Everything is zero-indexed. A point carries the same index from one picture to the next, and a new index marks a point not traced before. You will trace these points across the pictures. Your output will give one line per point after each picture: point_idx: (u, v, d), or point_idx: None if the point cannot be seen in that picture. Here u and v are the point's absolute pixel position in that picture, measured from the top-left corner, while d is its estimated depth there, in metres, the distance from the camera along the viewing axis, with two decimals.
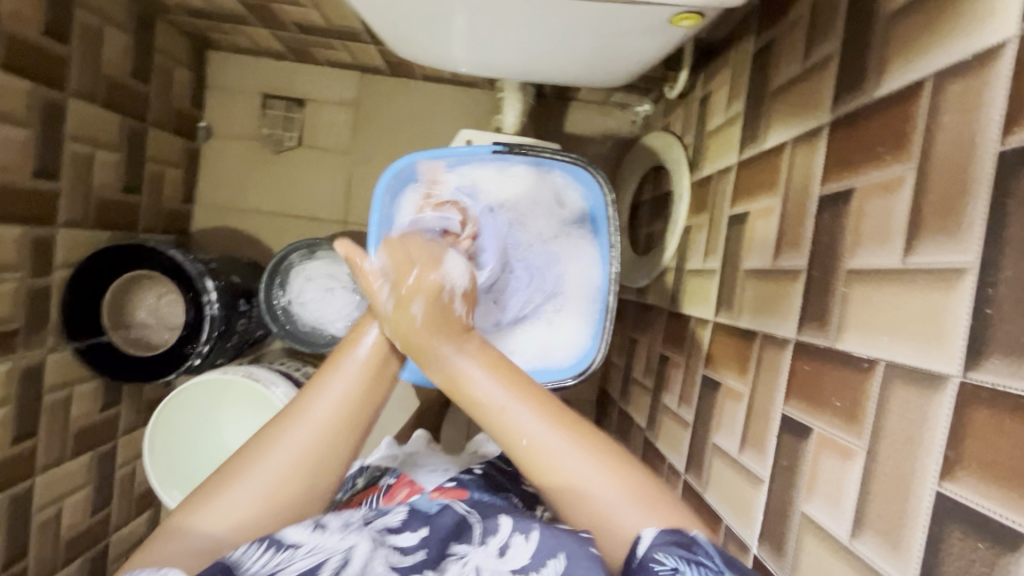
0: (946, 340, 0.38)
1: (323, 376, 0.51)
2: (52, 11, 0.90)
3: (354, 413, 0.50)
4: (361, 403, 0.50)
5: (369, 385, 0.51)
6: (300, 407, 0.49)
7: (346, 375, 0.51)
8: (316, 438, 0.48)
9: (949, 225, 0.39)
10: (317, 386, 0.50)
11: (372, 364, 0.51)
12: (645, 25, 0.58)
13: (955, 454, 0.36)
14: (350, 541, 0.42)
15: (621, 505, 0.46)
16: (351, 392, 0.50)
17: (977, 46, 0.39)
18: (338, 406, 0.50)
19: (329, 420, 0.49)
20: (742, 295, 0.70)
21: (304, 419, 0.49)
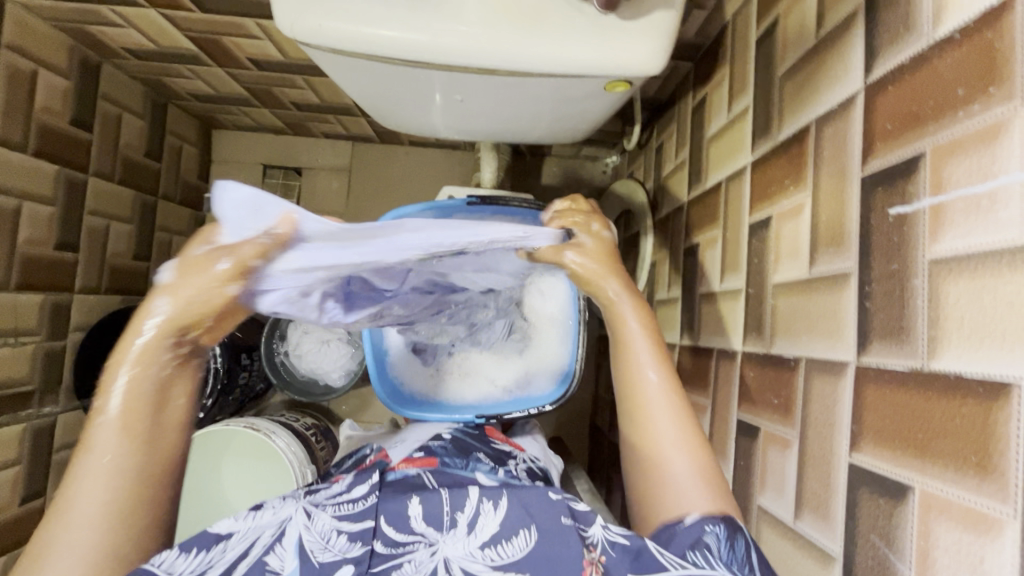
0: (842, 333, 0.45)
1: (85, 451, 0.44)
2: (79, 104, 1.02)
3: (131, 484, 0.44)
4: (135, 466, 0.44)
5: (133, 446, 0.44)
6: (66, 486, 0.43)
7: (107, 443, 0.44)
8: (99, 517, 0.43)
9: (837, 239, 0.47)
10: (86, 455, 0.43)
11: (130, 419, 0.44)
12: (589, 93, 0.68)
13: (857, 429, 0.43)
14: (283, 514, 0.50)
15: (685, 476, 0.50)
16: (122, 460, 0.44)
17: (840, 97, 0.49)
18: (110, 481, 0.43)
19: (103, 502, 0.43)
20: (700, 317, 0.77)
21: (75, 503, 0.42)
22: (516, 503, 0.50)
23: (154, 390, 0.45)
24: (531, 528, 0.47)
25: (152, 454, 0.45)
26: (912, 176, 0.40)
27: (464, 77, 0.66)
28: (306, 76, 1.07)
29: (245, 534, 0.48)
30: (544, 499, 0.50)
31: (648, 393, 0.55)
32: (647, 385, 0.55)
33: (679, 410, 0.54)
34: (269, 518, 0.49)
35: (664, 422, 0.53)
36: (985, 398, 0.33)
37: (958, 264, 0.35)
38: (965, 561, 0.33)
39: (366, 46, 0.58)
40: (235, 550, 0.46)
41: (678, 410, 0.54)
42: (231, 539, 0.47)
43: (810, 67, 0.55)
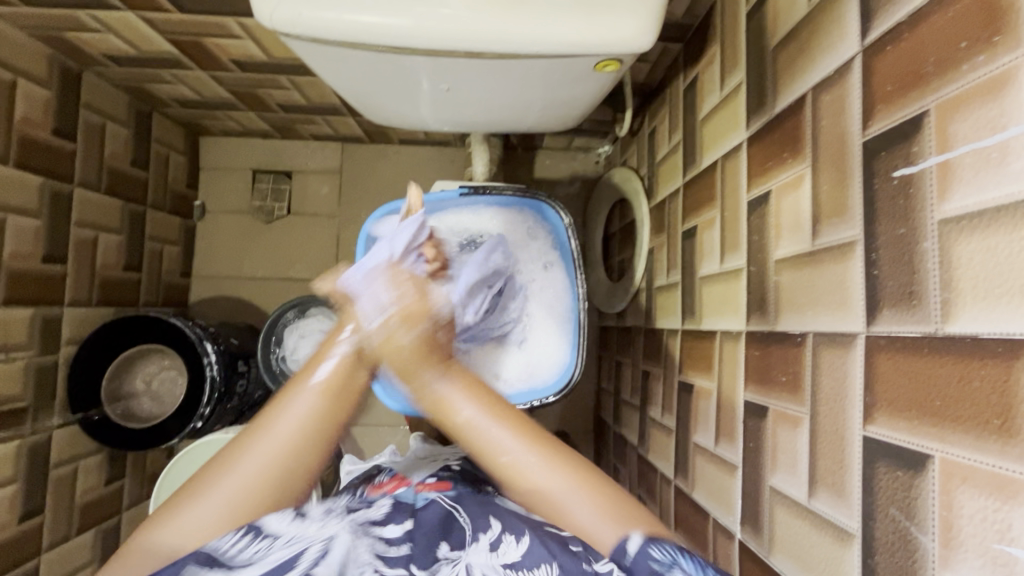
0: (850, 303, 0.44)
1: (275, 404, 0.52)
2: (61, 114, 1.00)
3: (318, 430, 0.51)
4: (325, 421, 0.52)
5: (331, 403, 0.52)
6: (265, 422, 0.51)
7: (307, 396, 0.52)
8: (283, 448, 0.50)
9: (840, 208, 0.46)
10: (279, 406, 0.51)
11: (334, 381, 0.53)
12: (578, 75, 0.67)
13: (870, 401, 0.41)
14: (328, 531, 0.48)
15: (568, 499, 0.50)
16: (315, 410, 0.51)
17: (837, 62, 0.48)
18: (306, 422, 0.51)
19: (291, 438, 0.50)
20: (702, 299, 0.76)
21: (269, 433, 0.50)
22: (539, 543, 0.48)
23: (349, 360, 0.55)
24: (552, 563, 0.45)
25: (343, 412, 0.53)
26: (915, 136, 0.38)
27: (452, 63, 0.65)
28: (290, 76, 1.05)
29: (290, 540, 0.46)
30: (565, 548, 0.47)
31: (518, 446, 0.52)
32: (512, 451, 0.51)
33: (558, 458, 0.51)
34: (313, 530, 0.47)
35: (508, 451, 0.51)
36: (1005, 358, 0.31)
37: (968, 222, 0.34)
38: (991, 528, 0.32)
39: (348, 34, 0.57)
40: (281, 553, 0.44)
41: (556, 457, 0.52)
42: (277, 542, 0.45)
43: (803, 37, 0.53)
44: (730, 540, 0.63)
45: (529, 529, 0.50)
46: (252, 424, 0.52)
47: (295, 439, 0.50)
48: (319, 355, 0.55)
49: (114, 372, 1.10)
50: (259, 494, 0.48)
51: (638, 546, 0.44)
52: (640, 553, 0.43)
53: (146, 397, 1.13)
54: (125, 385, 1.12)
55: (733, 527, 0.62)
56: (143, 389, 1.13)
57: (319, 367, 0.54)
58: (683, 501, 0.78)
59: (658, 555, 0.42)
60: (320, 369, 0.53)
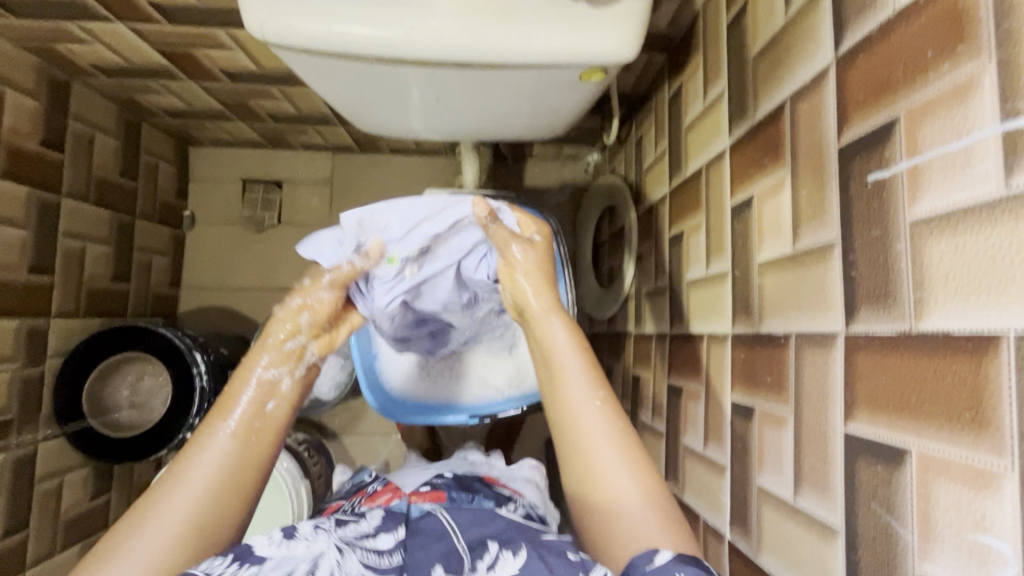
0: (830, 304, 0.45)
1: (187, 454, 0.53)
2: (49, 124, 1.00)
3: (230, 475, 0.53)
4: (241, 466, 0.54)
5: (241, 445, 0.55)
6: (177, 472, 0.52)
7: (217, 447, 0.54)
8: (195, 501, 0.51)
9: (819, 211, 0.48)
10: (192, 453, 0.53)
11: (242, 431, 0.55)
12: (565, 85, 0.68)
13: (851, 399, 0.42)
14: (316, 549, 0.48)
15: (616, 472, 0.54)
16: (225, 458, 0.54)
17: (812, 72, 0.49)
18: (217, 470, 0.53)
19: (204, 485, 0.52)
20: (689, 303, 0.77)
21: (183, 482, 0.52)
22: (535, 556, 0.48)
23: (261, 394, 0.57)
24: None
25: (261, 453, 0.56)
26: (887, 142, 0.40)
27: (441, 73, 0.66)
28: (280, 87, 1.06)
29: (279, 561, 0.46)
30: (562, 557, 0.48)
31: (579, 408, 0.57)
32: (571, 393, 0.58)
33: (610, 415, 0.57)
34: (302, 550, 0.48)
35: (593, 427, 0.56)
36: (976, 352, 0.33)
37: (939, 223, 0.36)
38: (966, 518, 0.33)
39: (338, 45, 0.58)
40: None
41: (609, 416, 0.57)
42: (265, 565, 0.46)
43: (780, 47, 0.55)
44: (719, 541, 0.63)
45: (525, 542, 0.50)
46: (160, 477, 0.53)
47: (212, 482, 0.52)
48: (227, 395, 0.57)
49: (99, 375, 1.09)
50: (181, 545, 0.50)
51: (664, 563, 0.44)
52: (665, 569, 0.43)
53: (127, 403, 1.12)
54: (107, 390, 1.10)
55: (723, 528, 0.63)
56: (125, 400, 1.12)
57: (232, 412, 0.55)
58: None
59: None
60: (244, 396, 0.56)
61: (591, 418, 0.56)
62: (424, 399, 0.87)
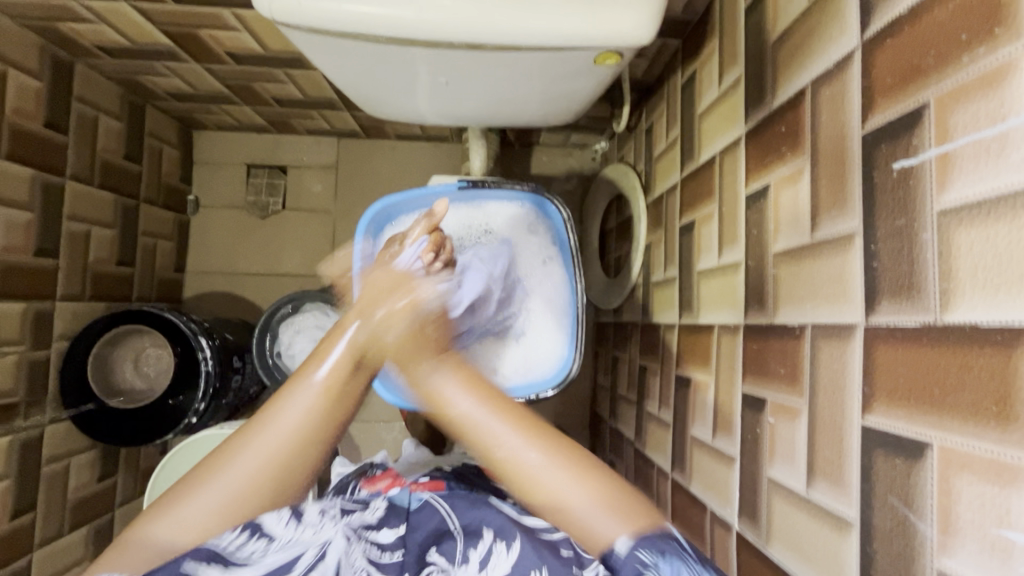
0: (849, 294, 0.45)
1: (277, 399, 0.50)
2: (52, 105, 0.99)
3: (319, 429, 0.50)
4: (324, 421, 0.50)
5: (334, 401, 0.50)
6: (259, 418, 0.49)
7: (309, 395, 0.50)
8: (278, 447, 0.48)
9: (839, 201, 0.47)
10: (283, 397, 0.50)
11: (331, 386, 0.50)
12: (578, 69, 0.67)
13: (870, 391, 0.42)
14: (323, 536, 0.50)
15: (586, 505, 0.47)
16: (315, 410, 0.49)
17: (836, 57, 0.48)
18: (306, 418, 0.49)
19: (289, 438, 0.48)
20: (699, 294, 0.77)
21: (268, 431, 0.48)
22: (530, 549, 0.51)
23: (352, 349, 0.53)
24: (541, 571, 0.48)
25: (343, 411, 0.51)
26: (915, 128, 0.39)
27: (451, 55, 0.64)
28: (287, 70, 1.05)
29: (286, 543, 0.48)
30: (555, 554, 0.51)
31: (516, 448, 0.49)
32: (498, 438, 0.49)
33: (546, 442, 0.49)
34: (310, 534, 0.50)
35: (547, 475, 0.48)
36: (1003, 345, 0.32)
37: (967, 213, 0.35)
38: (989, 513, 0.32)
39: (349, 25, 0.57)
40: (277, 556, 0.47)
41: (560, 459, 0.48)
42: (273, 544, 0.48)
43: (803, 32, 0.54)
44: (727, 531, 0.63)
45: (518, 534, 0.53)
46: (257, 412, 0.50)
47: (298, 435, 0.49)
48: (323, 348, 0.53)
49: (111, 341, 1.09)
50: (262, 487, 0.48)
51: (626, 545, 0.43)
52: (629, 552, 0.43)
53: (133, 372, 1.12)
54: (112, 360, 1.10)
55: (731, 519, 0.63)
56: (131, 372, 1.12)
57: (322, 363, 0.51)
58: (680, 495, 0.78)
59: (644, 558, 0.41)
60: (339, 347, 0.52)
61: (513, 446, 0.48)
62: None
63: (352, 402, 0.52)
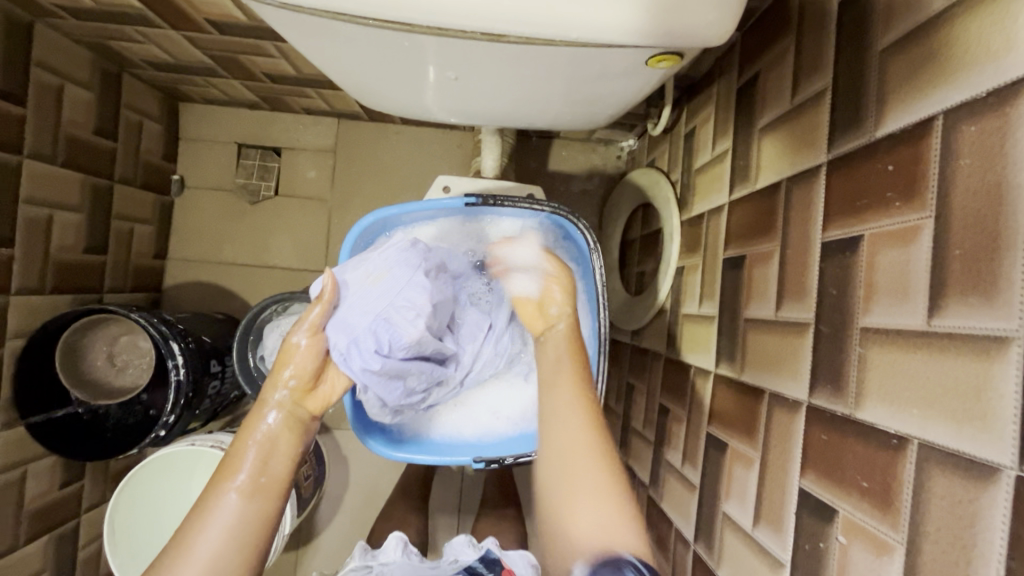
0: (989, 420, 0.33)
1: (193, 524, 0.49)
2: (6, 73, 0.86)
3: (247, 537, 0.50)
4: (252, 526, 0.50)
5: (256, 502, 0.51)
6: (186, 542, 0.48)
7: (226, 508, 0.50)
8: (210, 568, 0.47)
9: (983, 286, 0.34)
10: (200, 520, 0.50)
11: (252, 486, 0.52)
12: (621, 69, 0.53)
13: (1020, 567, 0.31)
14: None
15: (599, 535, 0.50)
16: (237, 520, 0.50)
17: (995, 82, 0.35)
18: (230, 531, 0.49)
19: (217, 556, 0.48)
20: (744, 346, 0.64)
21: (190, 560, 0.47)
22: None
23: (265, 450, 0.54)
24: None
25: (270, 512, 0.52)
26: None
27: (464, 46, 0.51)
28: (276, 43, 0.91)
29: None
30: None
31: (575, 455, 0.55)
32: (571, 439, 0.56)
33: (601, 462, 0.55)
34: None
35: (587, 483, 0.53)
36: None
37: None
38: None
39: (331, 0, 0.44)
40: None
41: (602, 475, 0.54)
42: None
43: (937, 39, 0.40)
44: None
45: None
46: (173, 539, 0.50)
47: (225, 550, 0.49)
48: (228, 458, 0.53)
49: (86, 326, 1.00)
50: None
51: None
52: None
53: (105, 362, 1.04)
54: (86, 345, 1.01)
55: None
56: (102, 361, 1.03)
57: (239, 468, 0.52)
58: (701, 572, 0.68)
59: None
60: (248, 455, 0.53)
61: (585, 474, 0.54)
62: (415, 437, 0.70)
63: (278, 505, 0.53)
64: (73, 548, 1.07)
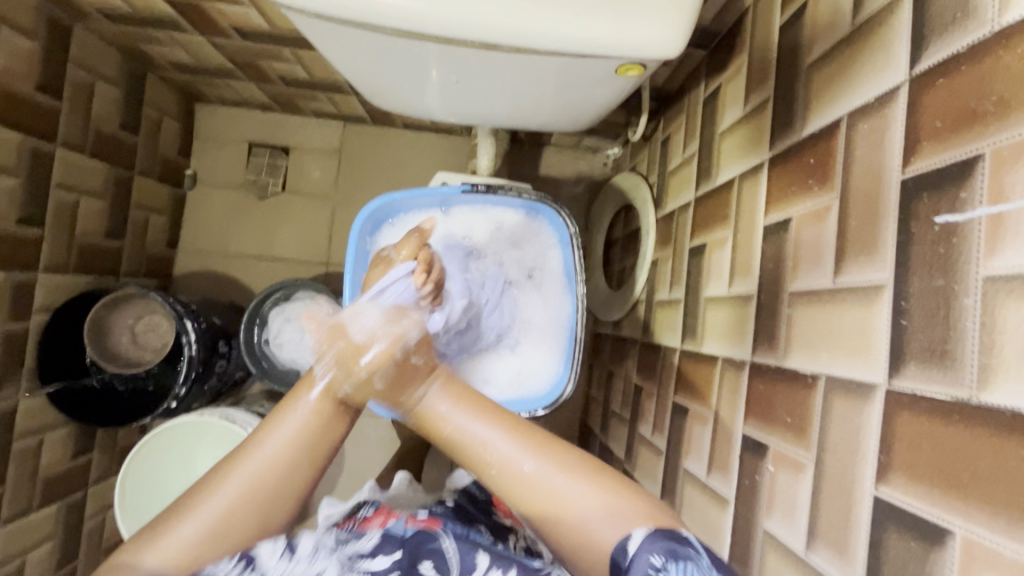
0: (870, 351, 0.41)
1: (266, 428, 0.52)
2: (46, 69, 0.95)
3: (306, 452, 0.52)
4: (314, 438, 0.52)
5: (323, 422, 0.53)
6: (257, 440, 0.51)
7: (295, 419, 0.52)
8: (269, 469, 0.50)
9: (869, 247, 0.43)
10: (271, 424, 0.52)
11: (323, 409, 0.53)
12: (597, 77, 0.63)
13: (886, 459, 0.39)
14: (316, 567, 0.45)
15: (598, 517, 0.46)
16: (301, 434, 0.51)
17: (878, 91, 0.44)
18: (293, 444, 0.51)
19: (281, 455, 0.50)
20: (704, 322, 0.73)
21: (255, 458, 0.50)
22: None
23: (348, 369, 0.56)
24: None
25: (335, 432, 0.53)
26: (965, 181, 0.35)
27: (464, 53, 0.60)
28: (293, 49, 1.00)
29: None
30: None
31: (510, 461, 0.50)
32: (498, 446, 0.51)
33: (551, 448, 0.50)
34: (300, 567, 0.45)
35: (555, 486, 0.48)
36: None
37: (1018, 284, 0.31)
38: None
39: (356, 13, 0.53)
40: None
41: (557, 455, 0.50)
42: None
43: (843, 58, 0.50)
44: None
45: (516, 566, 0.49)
46: (247, 438, 0.52)
47: (285, 458, 0.50)
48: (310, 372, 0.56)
49: (111, 303, 1.07)
50: (249, 512, 0.48)
51: (637, 550, 0.41)
52: (640, 556, 0.41)
53: (128, 340, 1.10)
54: (111, 320, 1.08)
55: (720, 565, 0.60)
56: (125, 338, 1.10)
57: (316, 384, 0.54)
58: None
59: (656, 560, 0.39)
60: (326, 367, 0.56)
61: (548, 478, 0.48)
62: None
63: (342, 425, 0.54)
64: (81, 517, 1.12)
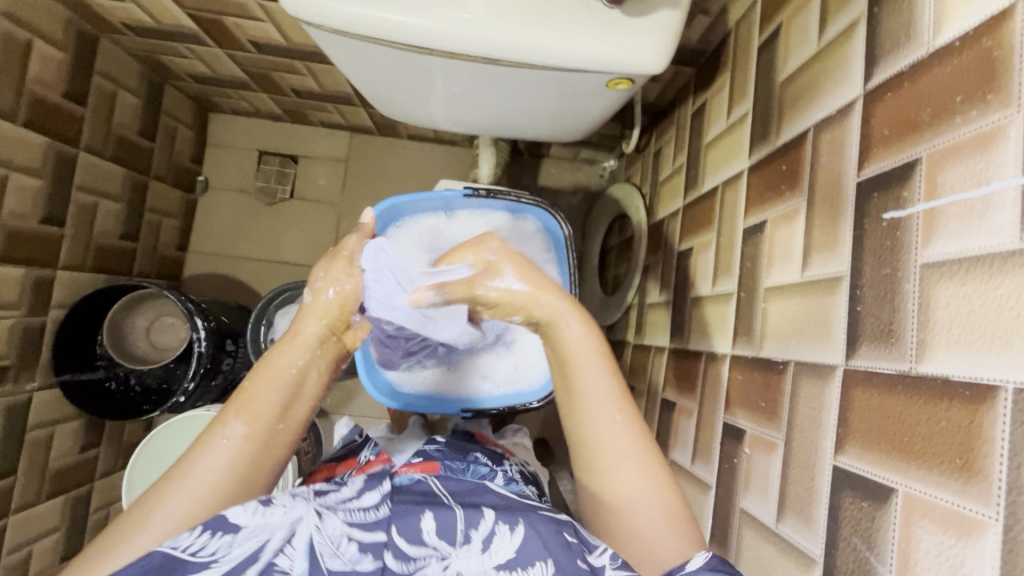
0: (831, 336, 0.46)
1: (196, 451, 0.51)
2: (73, 78, 1.00)
3: (238, 477, 0.51)
4: (247, 467, 0.51)
5: (252, 448, 0.52)
6: (184, 471, 0.50)
7: (221, 449, 0.51)
8: (201, 499, 0.49)
9: (831, 244, 0.48)
10: (197, 454, 0.51)
11: (251, 437, 0.52)
12: (589, 90, 0.68)
13: (844, 431, 0.43)
14: (294, 513, 0.45)
15: (656, 518, 0.50)
16: (232, 461, 0.51)
17: (838, 104, 0.49)
18: (227, 469, 0.50)
19: (209, 487, 0.49)
20: (690, 320, 0.77)
21: (189, 480, 0.49)
22: (533, 534, 0.46)
23: (279, 393, 0.54)
24: (548, 561, 0.43)
25: (266, 458, 0.53)
26: (906, 182, 0.40)
27: (467, 66, 0.66)
28: (306, 62, 1.06)
29: (254, 532, 0.43)
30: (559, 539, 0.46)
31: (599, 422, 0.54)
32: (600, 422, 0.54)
33: (634, 432, 0.53)
34: (277, 515, 0.44)
35: (626, 465, 0.52)
36: (971, 401, 0.33)
37: (948, 269, 0.36)
38: (944, 563, 0.34)
39: (370, 29, 0.58)
40: (245, 547, 0.42)
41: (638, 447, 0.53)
42: (241, 534, 0.42)
43: (810, 75, 0.55)
44: None
45: (523, 516, 0.48)
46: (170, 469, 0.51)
47: (218, 486, 0.50)
48: (247, 392, 0.54)
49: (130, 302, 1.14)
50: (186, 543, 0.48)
51: (697, 570, 0.41)
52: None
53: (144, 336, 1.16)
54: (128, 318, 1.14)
55: None
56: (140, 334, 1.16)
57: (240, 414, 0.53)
58: None
59: None
60: (258, 390, 0.54)
61: (620, 442, 0.53)
62: (436, 389, 0.87)
63: (274, 454, 0.54)
64: (87, 510, 1.15)
